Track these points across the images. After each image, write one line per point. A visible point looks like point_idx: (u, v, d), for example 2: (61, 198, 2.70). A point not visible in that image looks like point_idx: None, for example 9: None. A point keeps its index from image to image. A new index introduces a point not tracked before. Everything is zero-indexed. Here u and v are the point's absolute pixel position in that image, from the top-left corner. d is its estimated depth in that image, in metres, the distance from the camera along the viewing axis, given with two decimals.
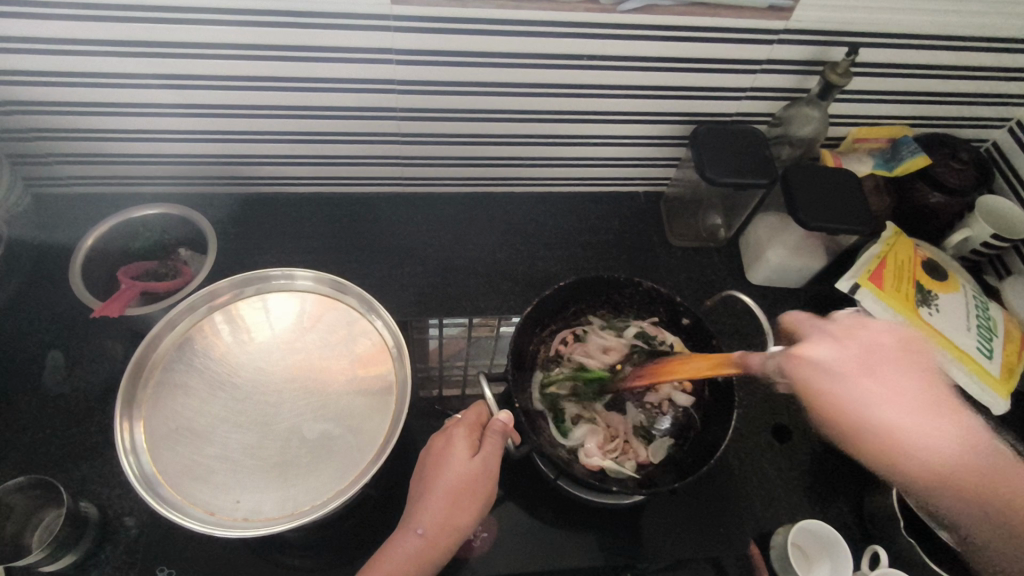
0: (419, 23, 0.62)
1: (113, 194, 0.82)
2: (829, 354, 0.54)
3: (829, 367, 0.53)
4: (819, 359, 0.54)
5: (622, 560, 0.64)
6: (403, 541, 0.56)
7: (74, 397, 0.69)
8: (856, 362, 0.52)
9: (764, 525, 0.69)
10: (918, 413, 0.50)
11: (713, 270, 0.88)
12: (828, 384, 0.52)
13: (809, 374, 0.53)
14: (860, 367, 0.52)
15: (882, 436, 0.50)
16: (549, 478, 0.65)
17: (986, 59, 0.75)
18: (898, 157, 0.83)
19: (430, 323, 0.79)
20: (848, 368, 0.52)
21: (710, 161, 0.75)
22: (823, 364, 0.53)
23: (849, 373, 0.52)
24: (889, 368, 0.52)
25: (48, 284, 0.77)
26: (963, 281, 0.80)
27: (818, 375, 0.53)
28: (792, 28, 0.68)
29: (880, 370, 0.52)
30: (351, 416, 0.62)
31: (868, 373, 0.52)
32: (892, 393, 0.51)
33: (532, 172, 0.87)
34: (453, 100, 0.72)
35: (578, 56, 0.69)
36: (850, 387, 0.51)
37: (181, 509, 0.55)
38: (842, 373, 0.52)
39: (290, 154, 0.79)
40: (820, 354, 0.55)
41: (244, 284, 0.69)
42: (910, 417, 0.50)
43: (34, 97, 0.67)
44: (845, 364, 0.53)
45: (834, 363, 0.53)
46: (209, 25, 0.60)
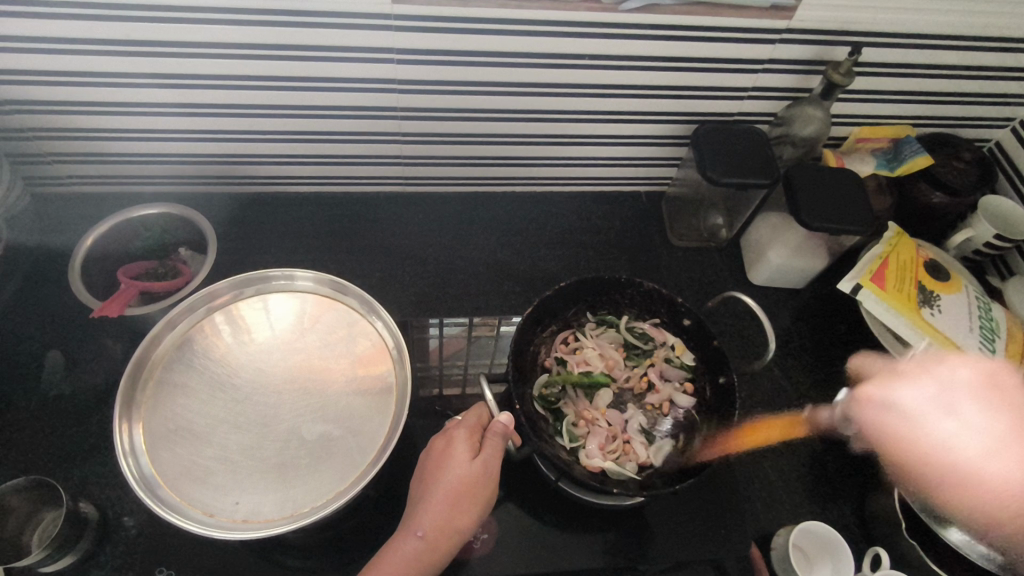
0: (419, 22, 0.62)
1: (112, 194, 0.82)
2: (903, 391, 0.68)
3: (901, 405, 0.67)
4: (891, 396, 0.69)
5: (622, 561, 0.64)
6: (403, 543, 0.56)
7: (73, 397, 0.69)
8: (941, 401, 0.64)
9: (765, 527, 0.69)
10: (1011, 450, 0.60)
11: (714, 270, 0.87)
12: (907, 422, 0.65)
13: (870, 411, 0.70)
14: (948, 405, 0.64)
15: (962, 468, 0.60)
16: (550, 480, 0.65)
17: (989, 58, 0.74)
18: (900, 158, 0.82)
19: (430, 323, 0.79)
20: (926, 406, 0.65)
21: (712, 161, 0.75)
22: (889, 403, 0.68)
23: (930, 409, 0.64)
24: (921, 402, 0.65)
25: (47, 283, 0.76)
26: (966, 282, 0.79)
27: (888, 413, 0.68)
28: (795, 27, 0.67)
29: (961, 406, 0.64)
30: (351, 417, 0.62)
31: (958, 416, 0.63)
32: (986, 434, 0.61)
33: (532, 172, 0.87)
34: (453, 99, 0.72)
35: (580, 55, 0.68)
36: (918, 426, 0.64)
37: (181, 510, 0.55)
38: (927, 408, 0.64)
39: (290, 153, 0.78)
40: (896, 392, 0.68)
41: (244, 284, 0.68)
42: (981, 452, 0.60)
43: (33, 96, 0.66)
44: (927, 403, 0.65)
45: (913, 403, 0.65)
46: (208, 25, 0.60)
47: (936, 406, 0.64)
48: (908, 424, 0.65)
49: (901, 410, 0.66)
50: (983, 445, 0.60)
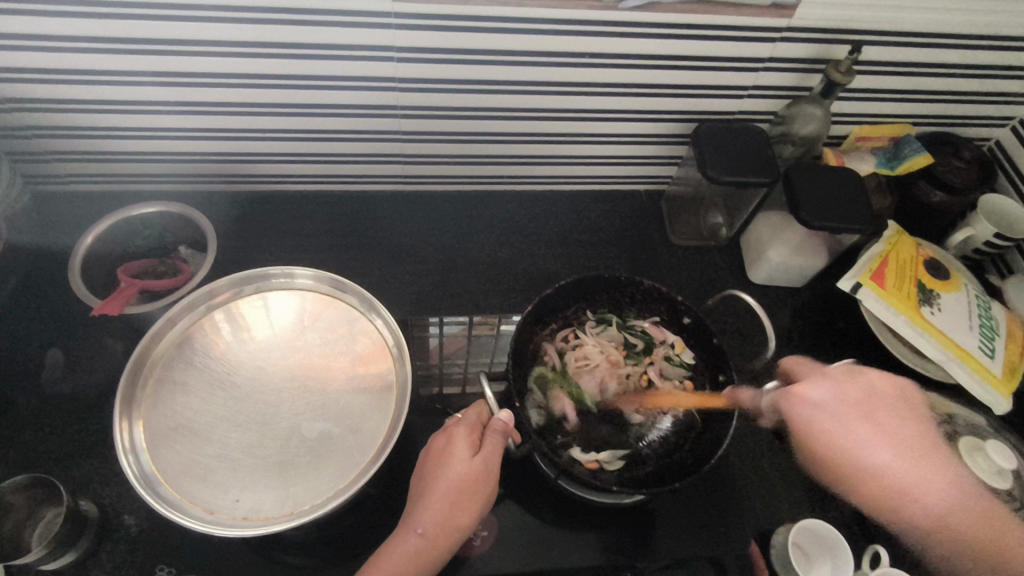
0: (420, 20, 0.62)
1: (112, 192, 0.82)
2: (824, 392, 0.61)
3: (818, 401, 0.60)
4: (814, 398, 0.60)
5: (622, 559, 0.64)
6: (403, 541, 0.56)
7: (73, 396, 0.69)
8: (860, 403, 0.59)
9: (765, 524, 0.69)
10: (908, 457, 0.57)
11: (714, 269, 0.87)
12: (824, 423, 0.59)
13: (799, 410, 0.60)
14: (860, 407, 0.59)
15: (881, 483, 0.56)
16: (550, 477, 0.65)
17: (989, 57, 0.74)
18: (901, 157, 0.83)
19: (430, 321, 0.79)
20: (841, 424, 0.58)
21: (712, 159, 0.75)
22: (817, 408, 0.59)
23: (847, 412, 0.59)
24: (848, 415, 0.59)
25: (47, 282, 0.76)
26: (965, 281, 0.79)
27: (816, 419, 0.59)
28: (795, 25, 0.67)
29: (875, 419, 0.59)
30: (350, 415, 0.62)
31: (855, 414, 0.59)
32: (886, 432, 0.58)
33: (532, 171, 0.87)
34: (454, 98, 0.72)
35: (580, 53, 0.68)
36: (847, 436, 0.58)
37: (181, 508, 0.55)
38: (842, 415, 0.59)
39: (290, 152, 0.78)
40: (814, 393, 0.61)
41: (244, 283, 0.69)
42: (888, 458, 0.57)
43: (33, 94, 0.66)
44: (850, 410, 0.59)
45: (821, 416, 0.59)
46: (207, 23, 0.60)
47: (844, 402, 0.60)
48: (831, 429, 0.58)
49: (821, 416, 0.59)
50: (887, 451, 0.57)
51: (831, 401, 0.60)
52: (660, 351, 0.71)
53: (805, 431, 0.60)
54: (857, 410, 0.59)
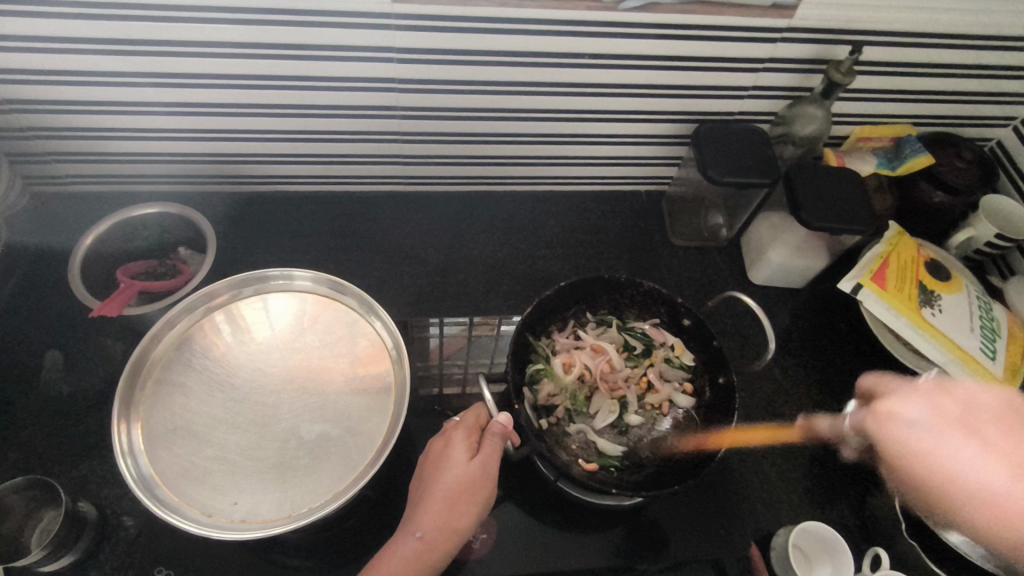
0: (418, 21, 0.62)
1: (111, 193, 0.82)
2: (917, 409, 0.59)
3: (918, 422, 0.58)
4: (907, 419, 0.60)
5: (622, 561, 0.64)
6: (402, 545, 0.56)
7: (72, 396, 0.69)
8: (954, 420, 0.55)
9: (765, 527, 0.69)
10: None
11: (714, 270, 0.87)
12: (929, 444, 0.55)
13: (887, 430, 0.61)
14: (958, 424, 0.55)
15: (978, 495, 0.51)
16: (550, 480, 0.65)
17: (991, 57, 0.74)
18: (903, 156, 0.82)
19: (430, 322, 0.79)
20: (940, 435, 0.55)
21: (712, 160, 0.75)
22: (909, 427, 0.59)
23: (946, 431, 0.55)
24: (943, 434, 0.55)
25: (46, 283, 0.76)
26: (966, 282, 0.79)
27: (902, 437, 0.58)
28: (796, 26, 0.67)
29: (977, 430, 0.54)
30: (349, 417, 0.62)
31: (953, 432, 0.55)
32: (996, 450, 0.52)
33: (532, 171, 0.87)
34: (452, 98, 0.72)
35: (580, 54, 0.68)
36: (937, 453, 0.54)
37: (180, 511, 0.55)
38: (941, 433, 0.55)
39: (288, 152, 0.78)
40: (906, 412, 0.60)
41: (242, 284, 0.68)
42: (1006, 480, 0.51)
43: (32, 95, 0.66)
44: (945, 424, 0.55)
45: (928, 435, 0.56)
46: (205, 24, 0.60)
47: (948, 421, 0.56)
48: (935, 452, 0.55)
49: (917, 432, 0.58)
50: (998, 470, 0.51)
51: (920, 426, 0.58)
52: (660, 353, 0.71)
53: (906, 451, 0.57)
54: (951, 422, 0.55)
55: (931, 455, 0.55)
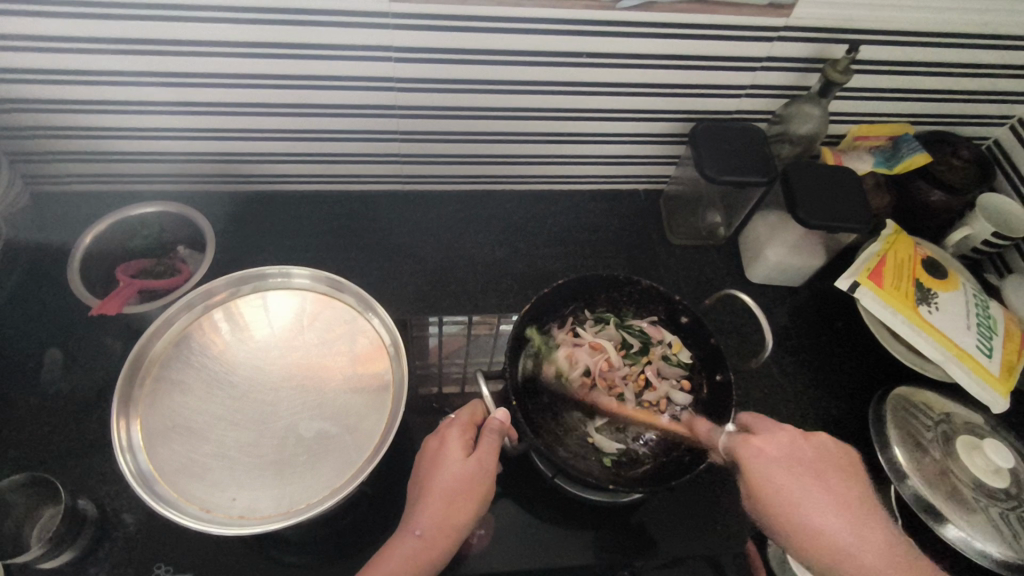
0: (417, 21, 0.62)
1: (110, 192, 0.82)
2: (774, 462, 0.57)
3: (771, 458, 0.57)
4: (767, 459, 0.57)
5: (619, 557, 0.64)
6: (401, 542, 0.56)
7: (72, 394, 0.69)
8: (810, 473, 0.57)
9: (761, 522, 0.68)
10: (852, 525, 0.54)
11: (712, 269, 0.87)
12: (767, 479, 0.56)
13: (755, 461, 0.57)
14: (810, 475, 0.57)
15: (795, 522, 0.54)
16: (547, 476, 0.65)
17: (988, 56, 0.74)
18: (899, 155, 0.83)
19: (429, 321, 0.79)
20: (787, 477, 0.56)
21: (709, 158, 0.75)
22: (765, 466, 0.57)
23: (795, 472, 0.56)
24: (779, 461, 0.57)
25: (46, 281, 0.77)
26: (963, 280, 0.79)
27: (761, 472, 0.57)
28: (792, 25, 0.68)
29: (824, 479, 0.57)
30: (347, 414, 0.62)
31: (798, 475, 0.56)
32: (829, 495, 0.56)
33: (530, 170, 0.87)
34: (451, 98, 0.72)
35: (577, 53, 0.68)
36: (786, 493, 0.55)
37: (178, 506, 0.56)
38: (795, 475, 0.56)
39: (288, 152, 0.79)
40: (761, 456, 0.58)
41: (241, 283, 0.69)
42: (818, 518, 0.54)
43: (32, 95, 0.67)
44: (795, 466, 0.57)
45: (777, 471, 0.56)
46: (204, 23, 0.60)
47: (786, 466, 0.57)
48: (774, 486, 0.56)
49: (771, 467, 0.57)
50: (830, 516, 0.54)
51: (778, 468, 0.57)
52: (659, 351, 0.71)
53: (762, 493, 0.56)
54: (808, 467, 0.57)
55: (771, 486, 0.56)
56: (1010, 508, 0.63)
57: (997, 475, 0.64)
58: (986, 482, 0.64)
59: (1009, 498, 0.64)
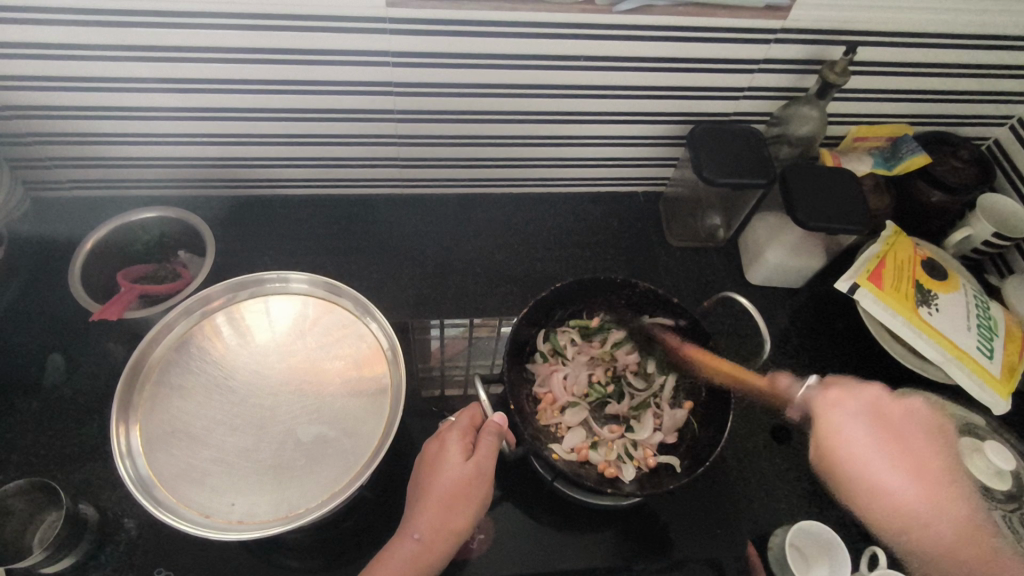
0: (416, 26, 0.63)
1: (112, 197, 0.83)
2: (852, 420, 0.62)
3: (859, 425, 0.62)
4: (852, 423, 0.62)
5: (618, 561, 0.64)
6: (399, 545, 0.56)
7: (74, 398, 0.70)
8: (890, 433, 0.61)
9: (761, 526, 0.68)
10: (919, 480, 0.59)
11: (712, 270, 0.87)
12: (858, 445, 0.60)
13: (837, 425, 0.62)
14: (894, 439, 0.61)
15: (881, 485, 0.59)
16: (546, 479, 0.65)
17: (986, 57, 0.74)
18: (899, 156, 0.82)
19: (431, 323, 0.79)
20: (864, 437, 0.61)
21: (706, 160, 0.75)
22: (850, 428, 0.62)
23: (880, 435, 0.61)
24: (872, 435, 0.61)
25: (46, 287, 0.77)
26: (964, 281, 0.79)
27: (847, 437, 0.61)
28: (789, 27, 0.68)
29: (907, 444, 0.61)
30: (346, 418, 0.62)
31: (879, 441, 0.60)
32: (899, 459, 0.60)
33: (530, 173, 0.87)
34: (450, 101, 0.72)
35: (575, 57, 0.68)
36: (862, 450, 0.60)
37: (177, 511, 0.56)
38: (869, 438, 0.61)
39: (289, 156, 0.79)
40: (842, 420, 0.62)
41: (238, 288, 0.69)
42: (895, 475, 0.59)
43: (33, 100, 0.67)
44: (881, 430, 0.61)
45: (863, 431, 0.61)
46: (202, 29, 0.61)
47: (867, 418, 0.62)
48: (869, 447, 0.60)
49: (855, 427, 0.62)
50: (894, 472, 0.59)
51: (860, 427, 0.62)
52: (672, 336, 0.71)
53: (838, 453, 0.61)
54: (880, 429, 0.61)
55: (863, 451, 0.60)
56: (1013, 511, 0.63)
57: (999, 477, 0.64)
58: (988, 484, 0.63)
59: (1012, 501, 0.63)
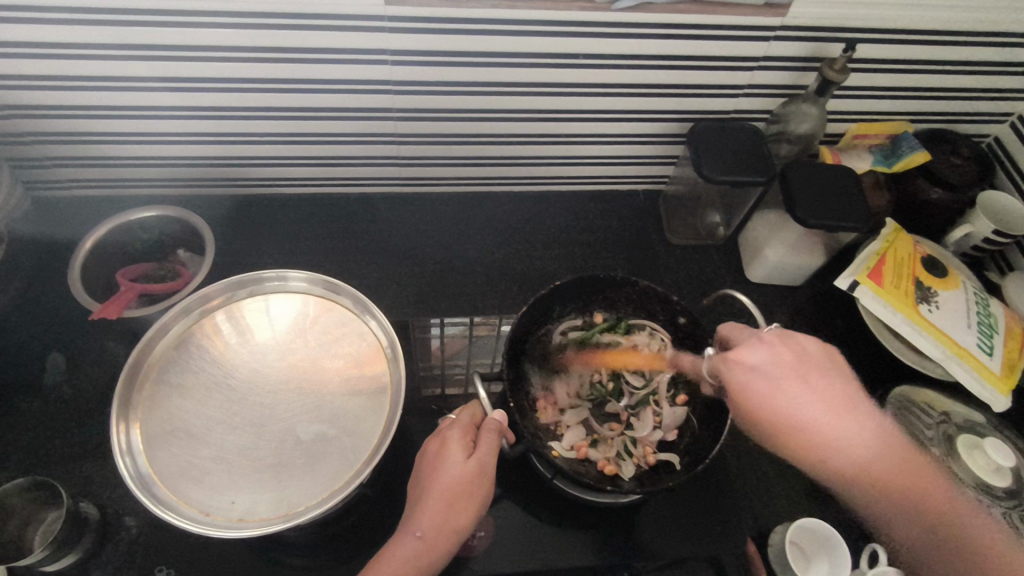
0: (413, 24, 0.63)
1: (112, 197, 0.83)
2: (761, 363, 0.56)
3: (763, 370, 0.56)
4: (751, 362, 0.56)
5: (618, 559, 0.64)
6: (401, 544, 0.56)
7: (75, 398, 0.70)
8: (791, 373, 0.56)
9: (762, 523, 0.69)
10: (830, 412, 0.55)
11: (712, 268, 0.87)
12: (769, 391, 0.55)
13: (742, 377, 0.56)
14: (795, 376, 0.56)
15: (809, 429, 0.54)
16: (546, 477, 0.65)
17: (986, 54, 0.74)
18: (899, 153, 0.82)
19: (431, 322, 0.79)
20: (773, 383, 0.55)
21: (706, 158, 0.75)
22: (754, 371, 0.56)
23: (786, 381, 0.55)
24: (769, 377, 0.56)
25: (47, 287, 0.77)
26: (964, 278, 0.79)
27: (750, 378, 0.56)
28: (788, 24, 0.67)
29: (806, 379, 0.56)
30: (346, 416, 0.62)
31: (787, 377, 0.55)
32: (818, 395, 0.55)
33: (529, 171, 0.87)
34: (449, 99, 0.72)
35: (573, 54, 0.68)
36: (769, 390, 0.55)
37: (177, 509, 0.56)
38: (781, 381, 0.55)
39: (288, 155, 0.79)
40: (753, 358, 0.57)
41: (238, 286, 0.69)
42: (817, 414, 0.54)
43: (31, 100, 0.67)
44: (782, 374, 0.55)
45: (764, 376, 0.56)
46: (201, 28, 0.61)
47: (773, 369, 0.56)
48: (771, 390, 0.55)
49: (763, 381, 0.55)
50: (807, 407, 0.54)
51: (763, 373, 0.56)
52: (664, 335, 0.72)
53: (745, 398, 0.56)
54: (792, 371, 0.56)
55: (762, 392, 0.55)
56: (1012, 507, 0.63)
57: (998, 474, 0.64)
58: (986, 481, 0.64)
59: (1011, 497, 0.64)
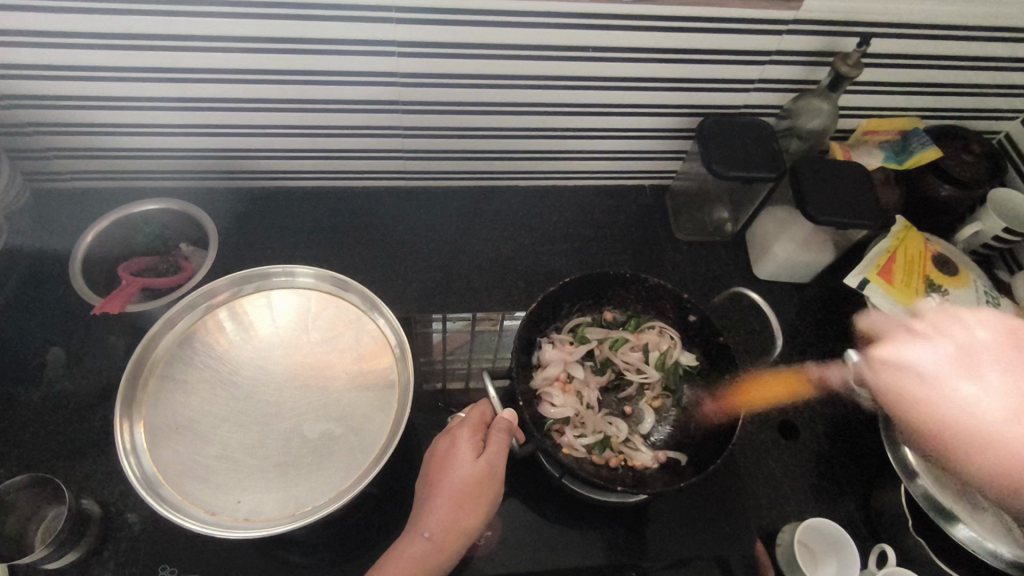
0: (420, 14, 0.61)
1: (112, 188, 0.81)
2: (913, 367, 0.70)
3: (920, 369, 0.69)
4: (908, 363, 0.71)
5: (626, 558, 0.64)
6: (409, 544, 0.55)
7: (75, 393, 0.69)
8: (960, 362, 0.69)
9: (769, 523, 0.69)
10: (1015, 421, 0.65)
11: (719, 265, 0.86)
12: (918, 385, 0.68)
13: (889, 376, 0.72)
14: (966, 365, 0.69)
15: (964, 424, 0.65)
16: (555, 475, 0.64)
17: (999, 49, 0.73)
18: (910, 149, 0.81)
19: (434, 317, 0.79)
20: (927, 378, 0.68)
21: (714, 153, 0.74)
22: (907, 367, 0.70)
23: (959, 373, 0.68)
24: (947, 373, 0.68)
25: (46, 281, 0.76)
26: (974, 276, 0.78)
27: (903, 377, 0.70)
28: (801, 17, 0.66)
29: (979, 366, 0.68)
30: (354, 414, 0.62)
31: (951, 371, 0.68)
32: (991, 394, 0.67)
33: (535, 165, 0.86)
34: (456, 92, 0.71)
35: (583, 47, 0.67)
36: (921, 383, 0.68)
37: (183, 510, 0.55)
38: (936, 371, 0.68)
39: (291, 148, 0.78)
40: (914, 354, 0.71)
41: (244, 281, 0.68)
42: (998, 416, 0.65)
43: (31, 90, 0.66)
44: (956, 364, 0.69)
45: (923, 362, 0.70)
46: (204, 18, 0.60)
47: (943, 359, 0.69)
48: (913, 385, 0.69)
49: (917, 375, 0.69)
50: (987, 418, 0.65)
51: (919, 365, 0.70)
52: (674, 333, 0.72)
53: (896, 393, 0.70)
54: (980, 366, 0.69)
55: (905, 386, 0.69)
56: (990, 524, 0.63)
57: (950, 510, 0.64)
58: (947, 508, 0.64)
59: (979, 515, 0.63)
